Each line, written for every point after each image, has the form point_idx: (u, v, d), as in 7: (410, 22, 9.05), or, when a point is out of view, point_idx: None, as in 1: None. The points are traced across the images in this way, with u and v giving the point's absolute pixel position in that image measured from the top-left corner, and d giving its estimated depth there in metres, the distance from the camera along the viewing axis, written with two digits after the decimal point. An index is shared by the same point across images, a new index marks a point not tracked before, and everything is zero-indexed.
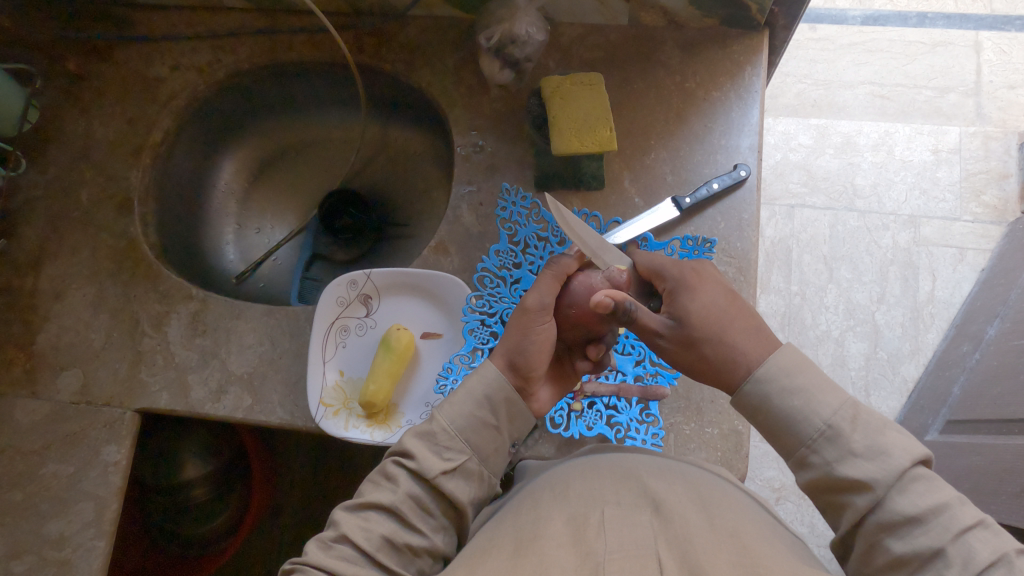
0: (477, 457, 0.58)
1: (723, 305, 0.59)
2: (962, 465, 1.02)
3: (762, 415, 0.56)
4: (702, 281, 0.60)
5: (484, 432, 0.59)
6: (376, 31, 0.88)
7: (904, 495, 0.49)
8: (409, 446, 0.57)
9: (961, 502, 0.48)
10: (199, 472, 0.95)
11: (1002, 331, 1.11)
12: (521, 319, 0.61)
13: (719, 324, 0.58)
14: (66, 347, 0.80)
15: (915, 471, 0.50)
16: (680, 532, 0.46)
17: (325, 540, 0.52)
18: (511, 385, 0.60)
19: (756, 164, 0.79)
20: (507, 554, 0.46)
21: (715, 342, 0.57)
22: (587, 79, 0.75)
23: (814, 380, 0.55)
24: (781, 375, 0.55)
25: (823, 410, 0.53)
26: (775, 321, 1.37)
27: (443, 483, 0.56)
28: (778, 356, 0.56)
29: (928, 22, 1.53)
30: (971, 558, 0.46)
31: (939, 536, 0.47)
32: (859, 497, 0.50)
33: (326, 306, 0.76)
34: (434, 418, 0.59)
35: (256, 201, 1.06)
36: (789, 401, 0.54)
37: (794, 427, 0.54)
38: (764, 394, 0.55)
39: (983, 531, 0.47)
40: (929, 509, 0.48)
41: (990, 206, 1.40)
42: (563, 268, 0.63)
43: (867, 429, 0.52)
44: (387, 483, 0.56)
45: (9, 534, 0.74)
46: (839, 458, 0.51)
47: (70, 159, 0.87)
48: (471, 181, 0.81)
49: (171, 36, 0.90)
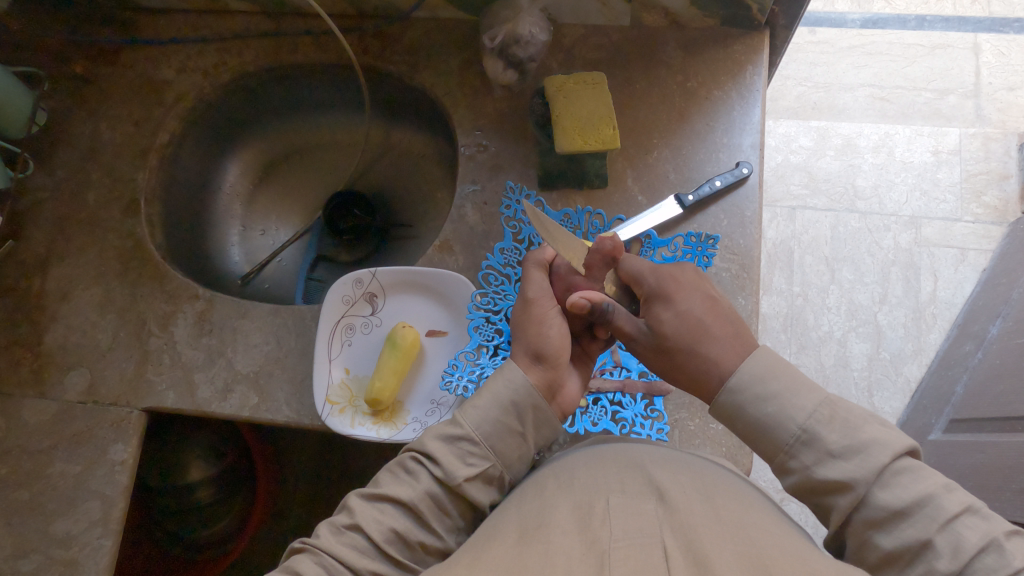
0: (501, 463, 0.58)
1: (700, 314, 0.59)
2: (966, 464, 1.01)
3: (737, 423, 0.56)
4: (680, 288, 0.61)
5: (510, 438, 0.58)
6: (381, 33, 0.89)
7: (887, 490, 0.48)
8: (435, 449, 0.56)
9: (947, 490, 0.47)
10: (204, 474, 0.95)
11: (1004, 330, 1.11)
12: (532, 314, 0.64)
13: (694, 333, 0.59)
14: (74, 346, 0.81)
15: (897, 465, 0.49)
16: (684, 521, 0.46)
17: (337, 526, 0.53)
18: (537, 391, 0.59)
19: (758, 162, 0.79)
20: (512, 542, 0.46)
21: (689, 352, 0.58)
22: (591, 78, 0.75)
23: (788, 385, 0.54)
24: (754, 382, 0.55)
25: (798, 414, 0.53)
26: (777, 323, 1.37)
27: (466, 490, 0.55)
28: (751, 363, 0.56)
29: (927, 25, 1.54)
30: (959, 546, 0.45)
31: (926, 527, 0.47)
32: (842, 498, 0.50)
33: (332, 305, 0.77)
34: (458, 420, 0.58)
35: (261, 204, 1.07)
36: (762, 409, 0.55)
37: (771, 433, 0.54)
38: (737, 402, 0.56)
39: (971, 517, 0.46)
40: (913, 501, 0.47)
41: (991, 207, 1.40)
42: (543, 256, 0.68)
43: (844, 427, 0.51)
44: (407, 479, 0.56)
45: (16, 534, 0.74)
46: (817, 461, 0.51)
47: (78, 161, 0.88)
48: (474, 180, 0.82)
49: (177, 40, 0.91)
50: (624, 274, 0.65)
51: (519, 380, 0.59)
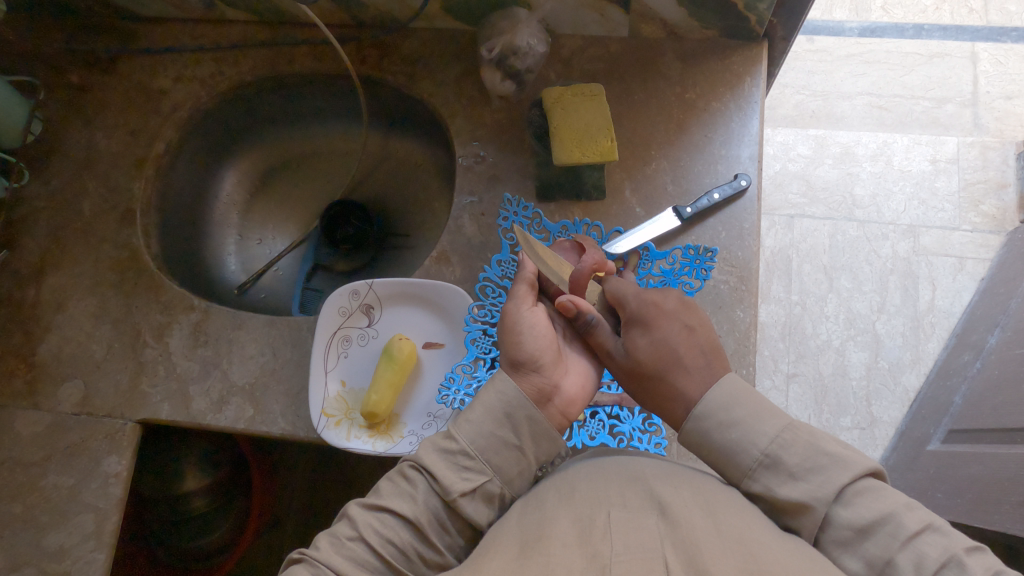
0: (499, 479, 0.57)
1: (675, 343, 0.59)
2: (966, 475, 0.99)
3: (704, 451, 0.55)
4: (659, 315, 0.61)
5: (507, 453, 0.57)
6: (379, 43, 0.89)
7: (849, 509, 0.48)
8: (434, 462, 0.56)
9: (907, 509, 0.47)
10: (199, 483, 0.95)
11: (1002, 340, 1.11)
12: (507, 323, 0.65)
13: (668, 361, 0.58)
14: (68, 357, 0.80)
15: (857, 485, 0.49)
16: (685, 536, 0.46)
17: (339, 537, 0.52)
18: (530, 401, 0.59)
19: (756, 174, 0.79)
20: (512, 555, 0.46)
21: (660, 379, 0.59)
22: (589, 90, 0.75)
23: (752, 412, 0.54)
24: (719, 409, 0.55)
25: (760, 440, 0.53)
26: (775, 331, 1.37)
27: (462, 505, 0.55)
28: (717, 390, 0.56)
29: (925, 33, 1.55)
30: (921, 561, 0.44)
31: (887, 545, 0.46)
32: (805, 520, 0.49)
33: (327, 317, 0.76)
34: (450, 437, 0.57)
35: (258, 212, 1.07)
36: (727, 435, 0.54)
37: (734, 458, 0.54)
38: (703, 429, 0.55)
39: (931, 534, 0.45)
40: (874, 519, 0.47)
41: (989, 216, 1.40)
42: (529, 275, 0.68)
43: (811, 445, 0.51)
44: (406, 491, 0.55)
45: (7, 547, 0.73)
46: (779, 483, 0.51)
47: (74, 170, 0.87)
48: (472, 192, 0.82)
49: (174, 48, 0.91)
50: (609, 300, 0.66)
51: (512, 391, 0.59)
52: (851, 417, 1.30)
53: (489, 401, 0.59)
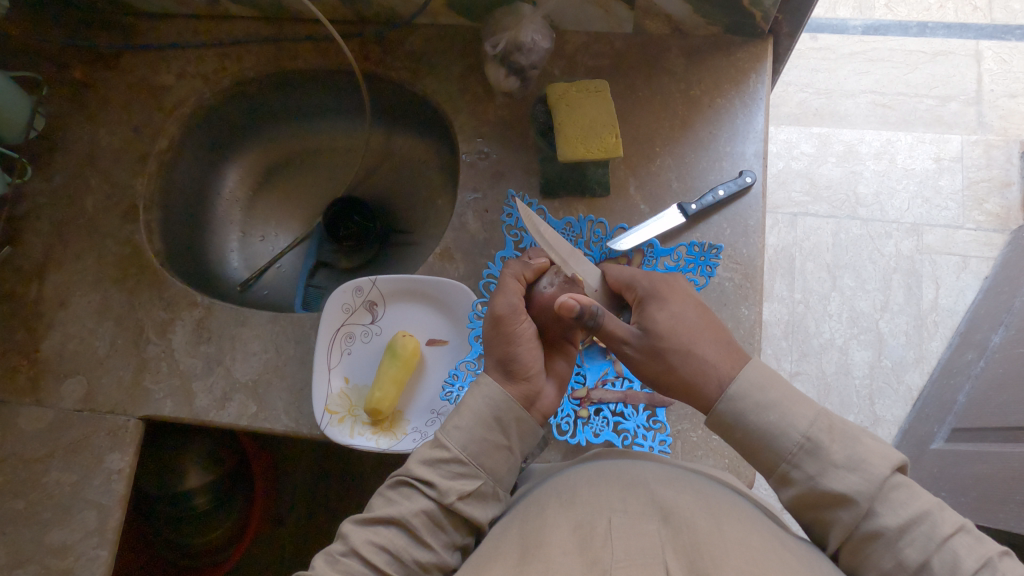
0: (492, 480, 0.57)
1: (694, 318, 0.59)
2: (969, 474, 0.99)
3: (735, 432, 0.55)
4: (672, 291, 0.62)
5: (497, 454, 0.58)
6: (382, 39, 0.88)
7: (885, 505, 0.48)
8: (425, 472, 0.56)
9: (941, 509, 0.48)
10: (200, 481, 0.94)
11: (1007, 339, 1.10)
12: (494, 330, 0.63)
13: (690, 335, 0.58)
14: (71, 353, 0.80)
15: (895, 479, 0.49)
16: (687, 540, 0.45)
17: (333, 555, 0.52)
18: (518, 404, 0.59)
19: (762, 171, 0.79)
20: (512, 563, 0.45)
21: (684, 353, 0.57)
22: (592, 86, 0.74)
23: (787, 394, 0.54)
24: (754, 390, 0.54)
25: (800, 422, 0.52)
26: (778, 329, 1.37)
27: (461, 508, 0.55)
28: (750, 371, 0.55)
29: (928, 31, 1.54)
30: (956, 564, 0.45)
31: (924, 547, 0.47)
32: (844, 512, 0.49)
33: (332, 313, 0.76)
34: (454, 436, 0.57)
35: (260, 209, 1.07)
36: (763, 417, 0.53)
37: (771, 442, 0.53)
38: (739, 409, 0.54)
39: (965, 537, 0.46)
40: (910, 518, 0.47)
41: (993, 214, 1.39)
42: (521, 272, 0.67)
43: (845, 437, 0.51)
44: (399, 500, 0.55)
45: (10, 544, 0.73)
46: (821, 471, 0.50)
47: (76, 166, 0.87)
48: (476, 189, 0.81)
49: (175, 44, 0.91)
50: (614, 286, 0.66)
51: (498, 395, 0.59)
52: (854, 415, 1.30)
53: (497, 401, 0.59)
